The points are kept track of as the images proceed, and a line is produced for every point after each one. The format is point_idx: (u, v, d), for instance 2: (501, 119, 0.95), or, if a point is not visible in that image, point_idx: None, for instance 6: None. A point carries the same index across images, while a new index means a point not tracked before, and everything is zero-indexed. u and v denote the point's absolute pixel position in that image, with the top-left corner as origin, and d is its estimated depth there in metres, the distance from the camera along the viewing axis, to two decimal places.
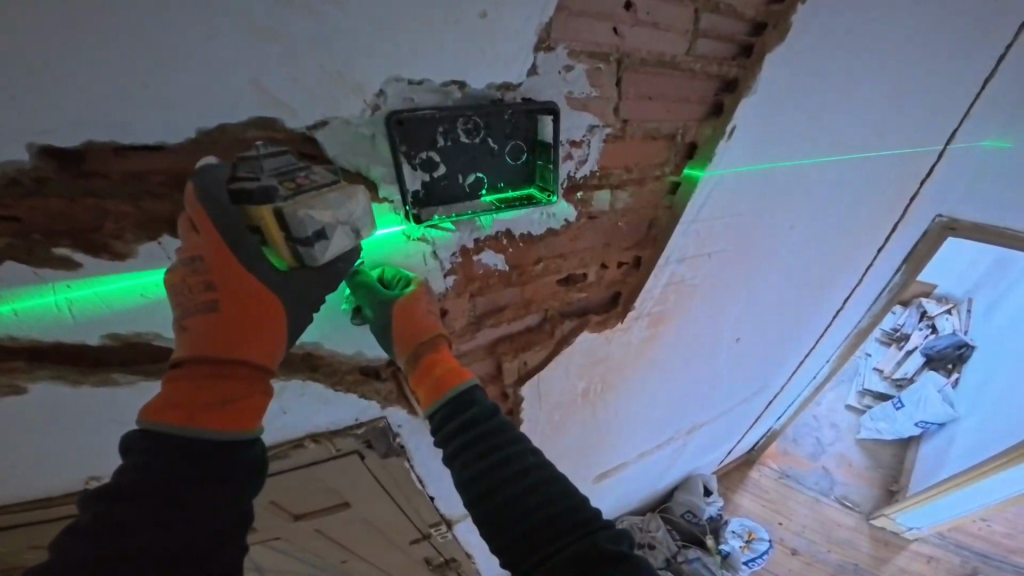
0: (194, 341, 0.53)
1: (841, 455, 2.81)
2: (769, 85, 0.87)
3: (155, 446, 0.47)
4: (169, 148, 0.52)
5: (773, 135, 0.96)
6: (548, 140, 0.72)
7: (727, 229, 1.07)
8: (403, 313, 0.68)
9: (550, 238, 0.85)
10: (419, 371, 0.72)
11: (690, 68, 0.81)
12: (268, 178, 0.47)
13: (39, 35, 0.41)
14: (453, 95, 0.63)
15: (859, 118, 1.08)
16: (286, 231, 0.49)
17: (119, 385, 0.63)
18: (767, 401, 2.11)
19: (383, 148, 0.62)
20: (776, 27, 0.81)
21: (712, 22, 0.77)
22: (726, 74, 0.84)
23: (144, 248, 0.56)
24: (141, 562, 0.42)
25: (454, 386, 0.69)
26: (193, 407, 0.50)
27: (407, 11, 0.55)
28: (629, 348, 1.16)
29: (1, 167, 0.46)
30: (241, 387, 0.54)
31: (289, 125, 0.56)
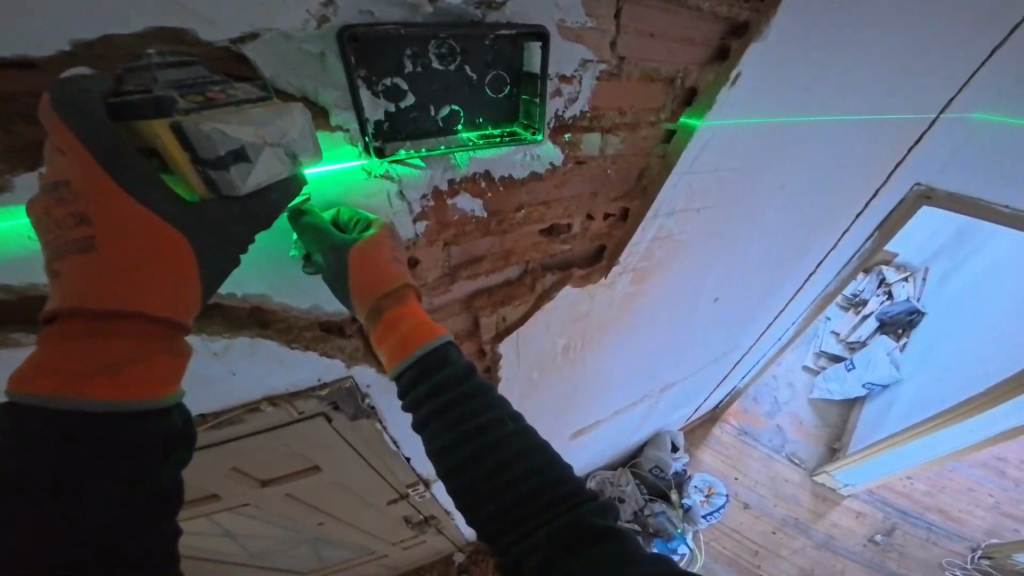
0: (66, 291, 0.44)
1: (794, 416, 2.97)
2: (781, 28, 0.78)
3: (48, 426, 0.40)
4: (38, 63, 0.40)
5: (776, 87, 0.89)
6: (536, 70, 0.63)
7: (718, 184, 1.02)
8: (362, 259, 0.61)
9: (533, 183, 0.77)
10: (383, 326, 0.66)
11: (698, 7, 0.71)
12: (162, 89, 0.39)
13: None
14: (423, 9, 0.52)
15: (863, 78, 1.02)
16: (190, 152, 0.40)
17: (21, 345, 0.54)
18: (736, 360, 2.17)
19: (336, 67, 0.51)
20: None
21: None
22: (737, 16, 0.75)
23: (24, 179, 0.45)
24: (60, 546, 0.38)
25: (423, 343, 0.63)
26: (71, 371, 0.43)
27: None
28: (610, 306, 1.13)
29: None
30: (135, 344, 0.47)
31: (201, 35, 0.44)
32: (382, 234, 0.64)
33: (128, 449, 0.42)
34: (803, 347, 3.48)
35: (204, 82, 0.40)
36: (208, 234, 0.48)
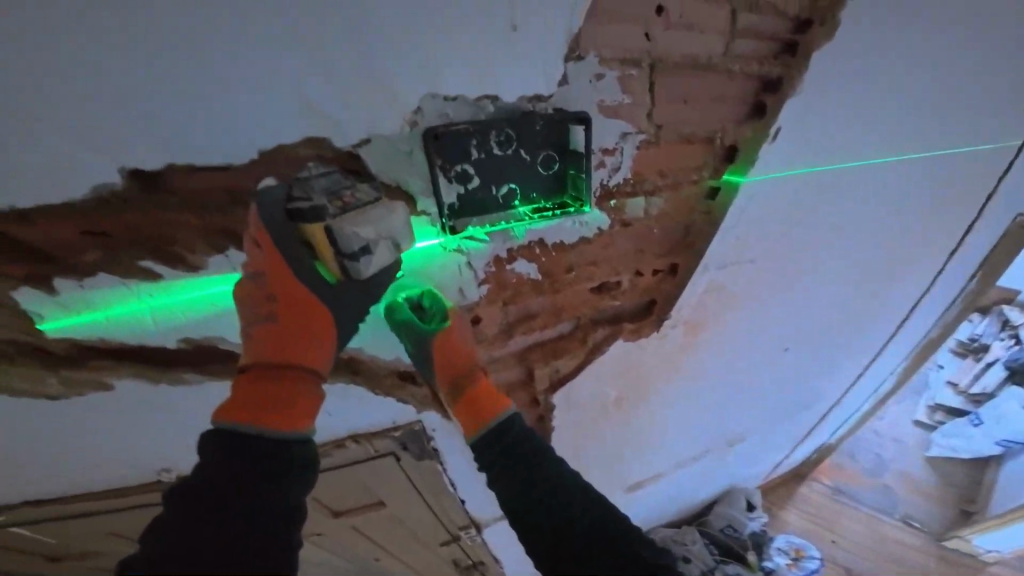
0: (256, 348, 0.62)
1: (903, 472, 2.53)
2: (817, 79, 0.82)
3: (231, 444, 0.55)
4: (235, 167, 0.58)
5: (823, 133, 0.90)
6: (580, 149, 0.73)
7: (770, 234, 1.02)
8: (442, 346, 0.77)
9: (582, 246, 0.85)
10: (458, 400, 0.80)
11: (728, 69, 0.78)
12: (320, 199, 0.54)
13: (137, 68, 0.49)
14: (486, 108, 0.66)
15: (925, 112, 0.98)
16: (335, 249, 0.57)
17: (190, 383, 0.74)
18: (823, 413, 1.97)
19: (419, 161, 0.65)
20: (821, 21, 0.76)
21: (752, 21, 0.74)
22: (767, 73, 0.80)
23: (214, 261, 0.64)
24: (215, 535, 0.49)
25: (492, 415, 0.78)
26: (253, 407, 0.58)
27: (436, 32, 0.58)
28: (664, 356, 1.13)
29: (100, 189, 0.55)
30: (290, 390, 0.61)
31: (337, 143, 0.61)
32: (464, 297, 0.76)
33: (273, 467, 0.56)
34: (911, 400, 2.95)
35: (342, 189, 0.55)
36: (322, 297, 0.62)
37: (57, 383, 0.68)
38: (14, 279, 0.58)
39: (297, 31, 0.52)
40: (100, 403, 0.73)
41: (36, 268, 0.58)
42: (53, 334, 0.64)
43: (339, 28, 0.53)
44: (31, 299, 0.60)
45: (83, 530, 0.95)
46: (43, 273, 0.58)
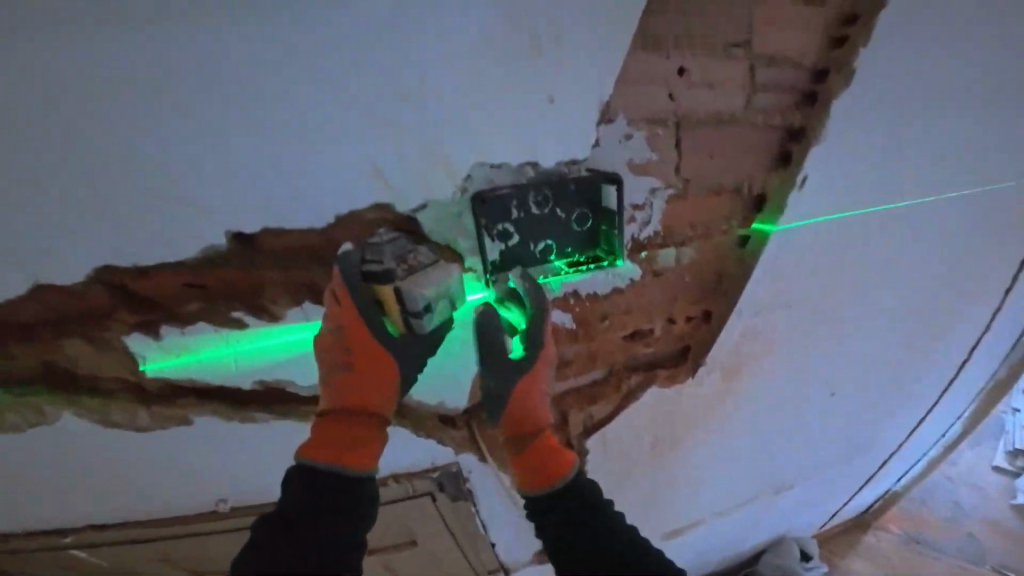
0: (335, 395, 0.68)
1: (994, 518, 2.23)
2: (842, 127, 0.84)
3: (307, 479, 0.62)
4: (315, 230, 0.69)
5: (854, 178, 0.91)
6: (612, 207, 0.78)
7: (807, 278, 1.01)
8: (521, 399, 0.78)
9: (616, 296, 0.89)
10: (523, 451, 0.81)
11: (751, 121, 0.81)
12: (390, 263, 0.63)
13: (240, 156, 0.61)
14: (526, 172, 0.73)
15: (962, 146, 0.97)
16: (401, 306, 0.63)
17: (258, 420, 0.81)
18: (884, 458, 1.83)
19: (468, 222, 0.73)
20: (839, 70, 0.79)
21: (771, 75, 0.78)
22: (790, 123, 0.83)
23: (290, 312, 0.73)
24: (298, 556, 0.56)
25: (555, 473, 0.79)
26: (333, 448, 0.64)
27: (480, 109, 0.66)
28: (700, 401, 1.12)
29: (209, 250, 0.66)
30: (362, 433, 0.67)
31: (399, 209, 0.70)
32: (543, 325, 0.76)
33: (342, 498, 0.62)
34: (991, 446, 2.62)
35: (408, 253, 0.64)
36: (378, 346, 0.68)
37: (147, 417, 0.77)
38: (133, 323, 0.70)
39: (366, 119, 0.62)
40: (175, 437, 0.80)
41: (150, 315, 0.70)
42: (151, 374, 0.74)
43: (398, 109, 0.63)
44: (139, 342, 0.71)
45: (141, 558, 1.01)
46: (154, 320, 0.70)
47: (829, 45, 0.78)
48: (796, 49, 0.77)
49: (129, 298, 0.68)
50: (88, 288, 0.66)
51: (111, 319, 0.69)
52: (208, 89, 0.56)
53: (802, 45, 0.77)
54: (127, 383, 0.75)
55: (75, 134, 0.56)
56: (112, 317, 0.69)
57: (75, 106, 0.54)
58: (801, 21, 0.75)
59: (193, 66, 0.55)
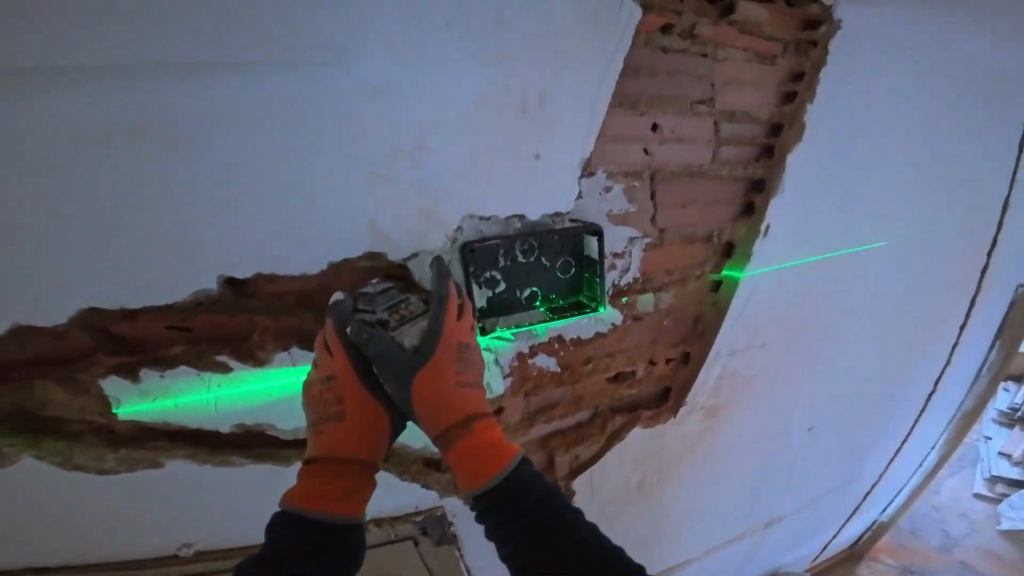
0: (323, 444, 0.67)
1: (979, 547, 2.24)
2: (799, 179, 0.92)
3: (291, 520, 0.62)
4: (309, 275, 0.71)
5: (814, 226, 0.99)
6: (594, 256, 0.83)
7: (780, 318, 1.06)
8: (426, 386, 0.67)
9: (599, 339, 0.95)
10: (450, 450, 0.68)
11: (718, 173, 0.88)
12: (382, 312, 0.67)
13: (243, 200, 0.63)
14: (514, 224, 0.78)
15: (901, 193, 1.08)
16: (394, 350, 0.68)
17: (235, 466, 0.76)
18: (865, 489, 1.85)
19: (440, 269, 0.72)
20: (791, 126, 0.88)
21: (733, 130, 0.85)
22: (753, 174, 0.90)
23: (278, 356, 0.74)
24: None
25: (493, 466, 0.66)
26: (315, 495, 0.64)
27: (471, 163, 0.72)
28: (683, 441, 1.14)
29: (199, 294, 0.67)
30: (347, 482, 0.66)
31: (392, 257, 0.73)
32: (446, 301, 0.69)
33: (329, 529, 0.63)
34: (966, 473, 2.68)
35: (399, 302, 0.69)
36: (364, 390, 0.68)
37: (112, 464, 0.70)
38: (111, 367, 0.68)
39: (365, 171, 0.67)
40: (135, 490, 0.72)
41: (130, 359, 0.68)
42: (123, 417, 0.70)
43: (394, 166, 0.68)
44: (114, 385, 0.69)
45: None
46: (134, 363, 0.68)
47: (782, 101, 0.87)
48: (754, 106, 0.85)
49: (107, 342, 0.67)
50: (66, 333, 0.64)
51: (89, 362, 0.67)
52: (216, 138, 0.60)
53: (759, 104, 0.85)
54: (93, 432, 0.70)
55: (76, 175, 0.56)
56: (90, 360, 0.67)
57: (81, 148, 0.56)
58: (756, 82, 0.84)
59: (204, 117, 0.59)
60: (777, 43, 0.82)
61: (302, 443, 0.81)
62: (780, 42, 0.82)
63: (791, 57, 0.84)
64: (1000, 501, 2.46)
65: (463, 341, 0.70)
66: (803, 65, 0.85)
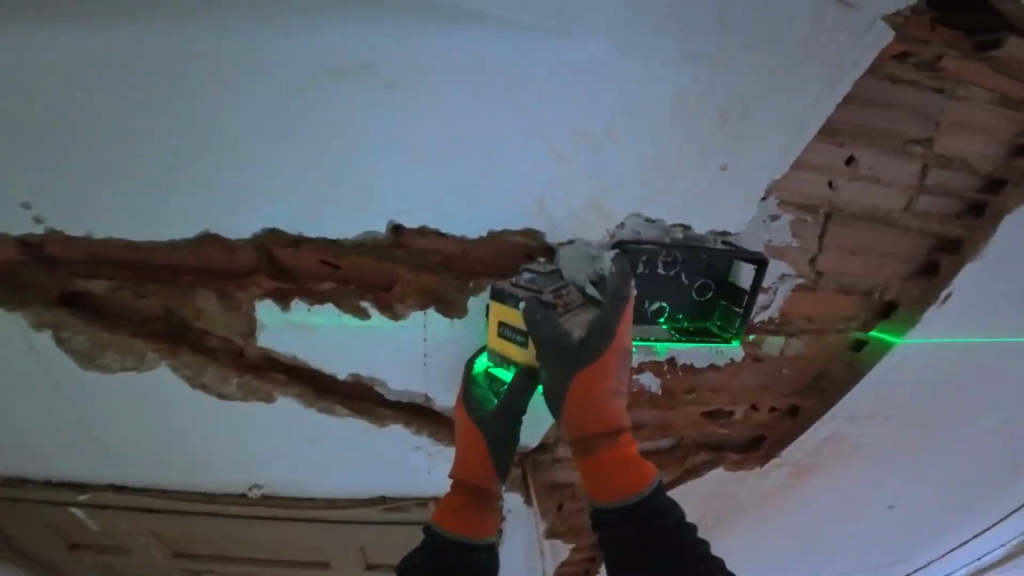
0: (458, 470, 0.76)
1: None
2: (1001, 249, 0.78)
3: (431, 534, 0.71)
4: (464, 240, 0.70)
5: (1002, 305, 0.84)
6: (743, 285, 0.76)
7: (920, 397, 0.93)
8: (583, 391, 0.67)
9: (709, 372, 0.88)
10: (591, 458, 0.67)
11: (906, 225, 0.77)
12: (548, 296, 0.66)
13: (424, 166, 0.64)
14: (674, 234, 0.73)
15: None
16: (553, 337, 0.65)
17: (335, 413, 0.79)
18: None
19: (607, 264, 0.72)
20: (1017, 186, 0.74)
21: (938, 179, 0.75)
22: (946, 233, 0.79)
23: (413, 313, 0.72)
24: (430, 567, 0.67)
25: (636, 483, 0.64)
26: (453, 514, 0.71)
27: (648, 162, 0.67)
28: (760, 497, 1.06)
29: (366, 236, 0.68)
30: (472, 506, 0.72)
31: (547, 239, 0.71)
32: (626, 302, 0.68)
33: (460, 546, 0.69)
34: None
35: (562, 288, 0.68)
36: None
37: (235, 388, 0.76)
38: (257, 292, 0.70)
39: (543, 149, 0.65)
40: (252, 416, 0.78)
41: (281, 286, 0.70)
42: (260, 341, 0.73)
43: (570, 152, 0.65)
44: (264, 309, 0.71)
45: (139, 522, 0.92)
46: (287, 291, 0.70)
47: (1011, 154, 0.73)
48: (974, 155, 0.73)
49: (269, 265, 0.69)
50: (241, 249, 0.68)
51: (245, 282, 0.70)
52: (416, 102, 0.61)
53: (980, 153, 0.73)
54: (227, 347, 0.74)
55: (295, 121, 0.60)
56: (249, 280, 0.69)
57: (305, 95, 0.59)
58: (988, 128, 0.71)
59: (415, 80, 0.59)
60: None
61: (402, 409, 0.81)
62: None
63: None
64: None
65: (624, 347, 0.69)
66: None
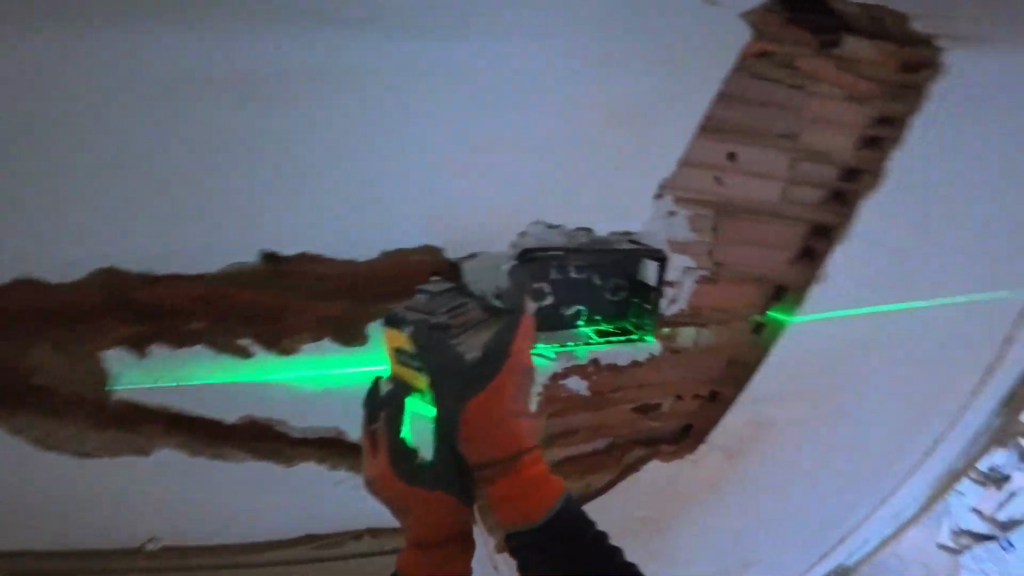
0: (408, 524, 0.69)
1: None
2: (865, 230, 0.88)
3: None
4: (354, 263, 0.66)
5: (876, 280, 0.93)
6: (650, 281, 0.80)
7: (822, 370, 1.00)
8: (478, 412, 0.65)
9: (633, 369, 0.90)
10: (497, 481, 0.64)
11: (786, 214, 0.84)
12: (441, 316, 0.68)
13: (315, 180, 0.62)
14: (579, 239, 0.73)
15: (997, 259, 0.98)
16: (441, 355, 0.67)
17: (234, 461, 0.68)
18: None
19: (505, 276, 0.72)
20: (869, 174, 0.84)
21: (807, 171, 0.82)
22: (822, 220, 0.86)
23: (306, 346, 0.68)
24: None
25: (542, 501, 0.61)
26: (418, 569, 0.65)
27: (538, 171, 0.69)
28: (701, 487, 1.07)
29: (236, 266, 0.62)
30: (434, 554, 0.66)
31: (449, 254, 0.69)
32: (524, 315, 0.69)
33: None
34: None
35: (459, 306, 0.69)
36: None
37: (94, 446, 0.63)
38: (112, 336, 0.61)
39: (431, 163, 0.65)
40: (117, 476, 0.65)
41: (137, 329, 0.62)
42: (120, 391, 0.63)
43: (460, 165, 0.66)
44: (120, 357, 0.62)
45: None
46: (143, 334, 0.62)
47: (861, 144, 0.82)
48: (836, 147, 0.81)
49: (117, 306, 0.60)
50: (81, 288, 0.59)
51: (95, 326, 0.60)
52: (291, 124, 0.59)
53: (840, 145, 0.82)
54: (78, 401, 0.62)
55: (173, 132, 0.57)
56: (98, 324, 0.61)
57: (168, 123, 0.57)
58: (843, 122, 0.80)
59: (287, 103, 0.59)
60: (873, 83, 0.78)
61: (312, 444, 0.71)
62: (877, 83, 0.79)
63: (882, 100, 0.80)
64: None
65: (523, 363, 0.67)
66: (893, 110, 0.81)
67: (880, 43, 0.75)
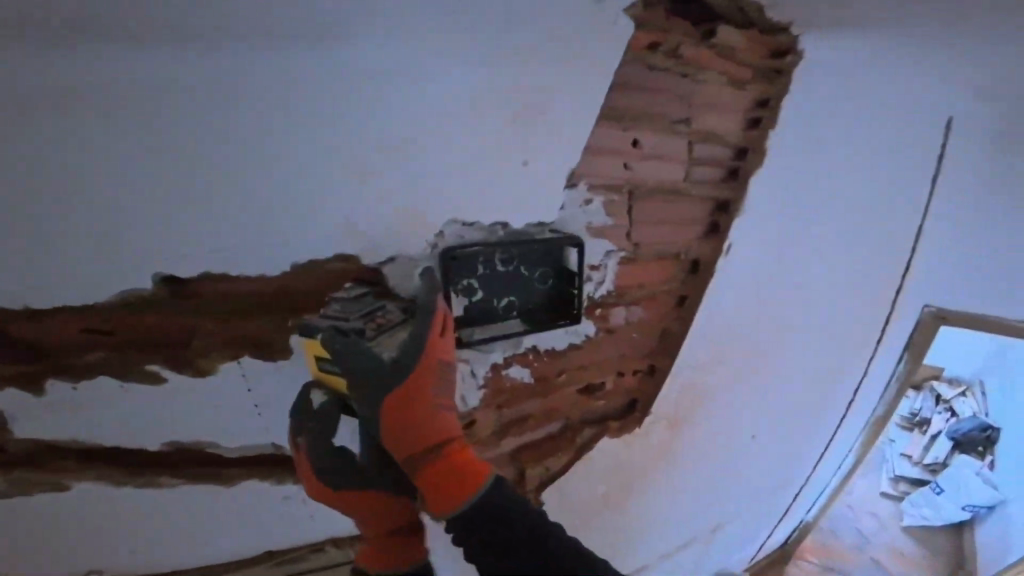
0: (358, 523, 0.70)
1: (890, 546, 2.41)
2: (756, 203, 0.99)
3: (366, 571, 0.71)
4: (266, 277, 0.65)
5: (771, 246, 1.06)
6: (574, 267, 0.84)
7: (733, 332, 1.12)
8: (397, 414, 0.63)
9: (572, 352, 0.94)
10: (422, 476, 0.64)
11: (690, 192, 0.93)
12: (355, 321, 0.62)
13: (210, 192, 0.58)
14: (497, 233, 0.77)
15: (851, 220, 1.18)
16: (361, 363, 0.60)
17: (163, 487, 0.69)
18: (797, 497, 1.87)
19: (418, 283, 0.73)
20: (756, 151, 0.94)
21: (703, 153, 0.91)
22: (721, 196, 0.96)
23: (225, 366, 0.67)
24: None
25: (469, 488, 0.63)
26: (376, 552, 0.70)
27: (452, 169, 0.70)
28: (648, 453, 1.15)
29: (130, 292, 0.59)
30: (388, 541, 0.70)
31: (365, 261, 0.70)
32: (433, 308, 0.66)
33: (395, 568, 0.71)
34: (874, 476, 2.91)
35: (375, 311, 0.65)
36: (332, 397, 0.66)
37: (8, 484, 0.63)
38: (3, 377, 0.59)
39: (338, 166, 0.64)
40: (44, 511, 0.65)
41: (31, 368, 0.59)
42: (20, 431, 0.61)
43: (370, 168, 0.65)
44: (11, 397, 0.59)
45: None
46: (38, 372, 0.60)
47: (748, 126, 0.93)
48: (726, 129, 0.91)
49: (3, 346, 0.58)
50: None
51: None
52: (169, 134, 0.54)
53: (729, 125, 0.91)
54: None
55: (20, 145, 0.50)
56: None
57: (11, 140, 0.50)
58: (729, 104, 0.89)
59: (161, 110, 0.54)
60: (749, 69, 0.89)
61: (248, 462, 0.73)
62: (751, 68, 0.89)
63: (760, 83, 0.91)
64: (904, 496, 2.69)
65: (445, 360, 0.66)
66: (770, 90, 0.92)
67: (749, 32, 0.84)
